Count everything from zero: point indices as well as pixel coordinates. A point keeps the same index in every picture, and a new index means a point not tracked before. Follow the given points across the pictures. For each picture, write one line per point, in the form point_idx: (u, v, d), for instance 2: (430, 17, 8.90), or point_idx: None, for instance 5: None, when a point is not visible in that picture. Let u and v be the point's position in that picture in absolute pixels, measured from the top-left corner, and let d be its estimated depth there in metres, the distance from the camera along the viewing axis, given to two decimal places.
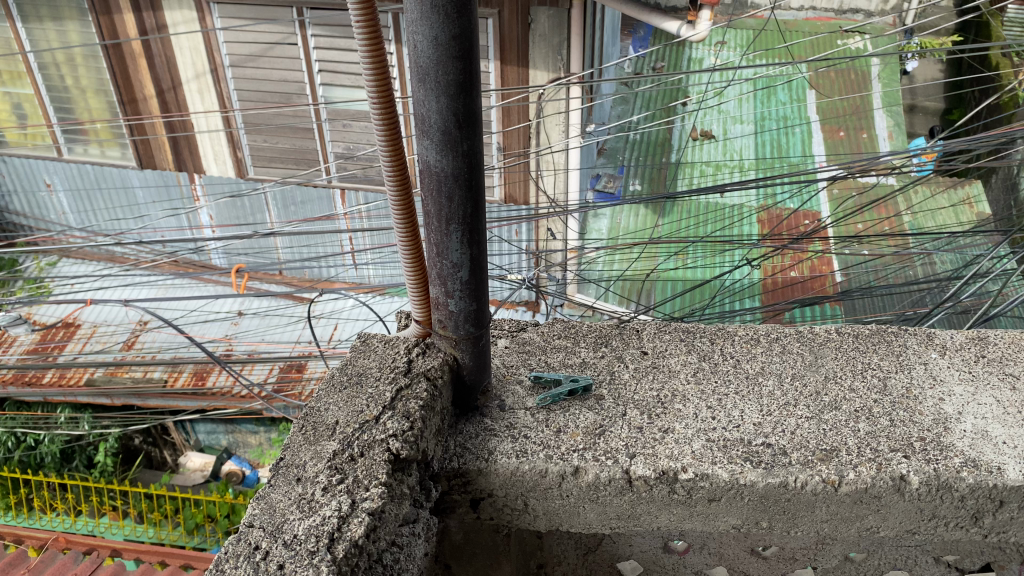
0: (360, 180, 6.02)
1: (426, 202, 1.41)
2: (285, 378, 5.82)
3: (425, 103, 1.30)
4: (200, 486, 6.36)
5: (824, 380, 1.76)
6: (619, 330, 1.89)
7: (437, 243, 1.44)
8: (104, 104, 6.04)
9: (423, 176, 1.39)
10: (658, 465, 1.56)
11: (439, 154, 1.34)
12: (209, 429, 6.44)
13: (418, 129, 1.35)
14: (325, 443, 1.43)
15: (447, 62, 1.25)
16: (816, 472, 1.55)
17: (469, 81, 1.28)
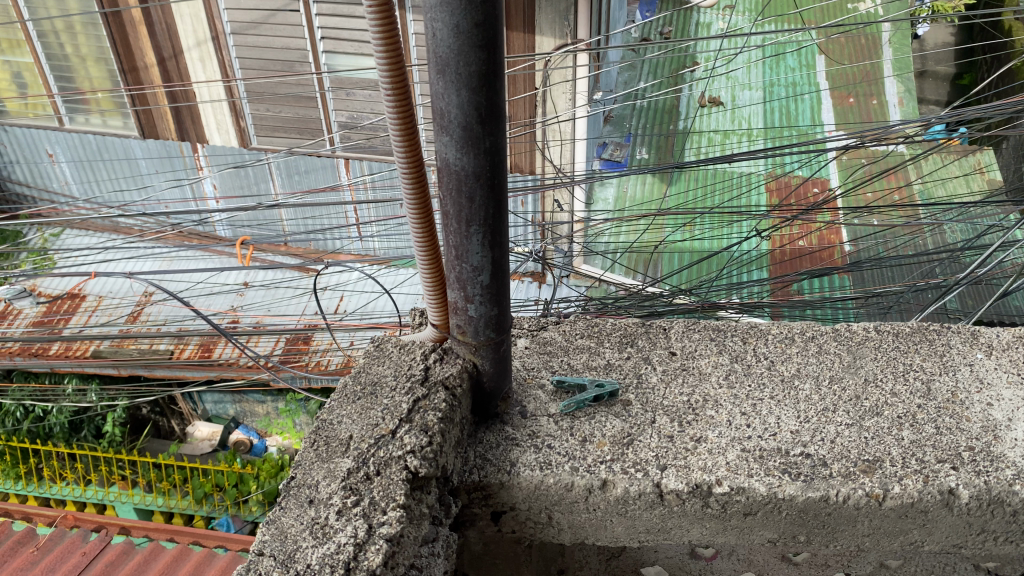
0: (365, 149, 5.89)
1: (445, 202, 1.30)
2: (291, 350, 5.72)
3: (445, 96, 1.18)
4: (208, 455, 6.28)
5: (864, 384, 1.66)
6: (645, 328, 1.79)
7: (456, 246, 1.34)
8: (105, 73, 5.89)
9: (441, 175, 1.28)
10: (691, 478, 1.47)
11: (459, 152, 1.22)
12: (216, 400, 6.31)
13: (436, 124, 1.23)
14: (339, 460, 1.33)
15: (469, 52, 1.13)
16: (860, 486, 1.46)
17: (492, 71, 1.16)
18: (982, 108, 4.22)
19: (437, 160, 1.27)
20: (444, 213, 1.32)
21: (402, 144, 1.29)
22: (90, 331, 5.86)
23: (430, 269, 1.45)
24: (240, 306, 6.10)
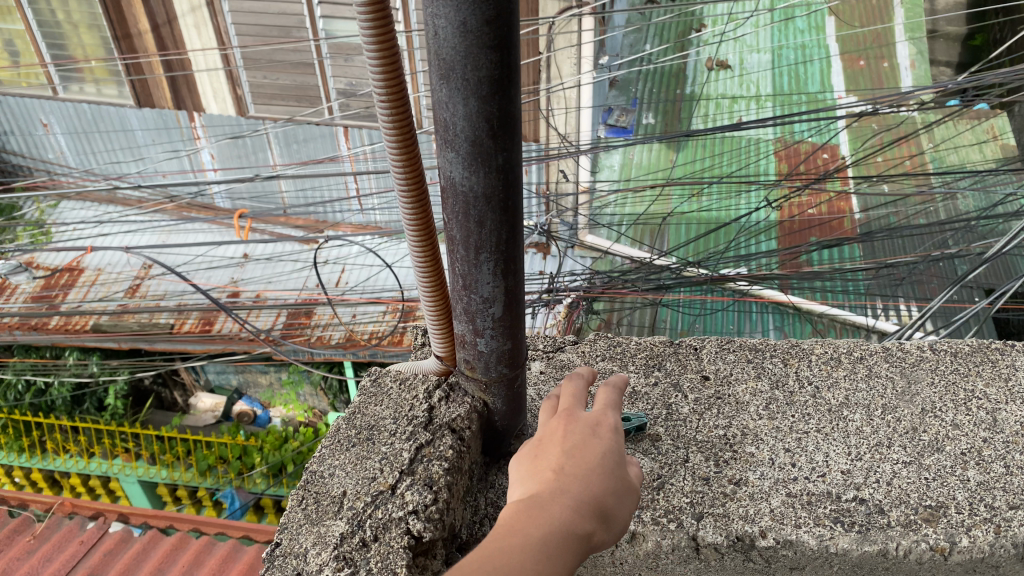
0: (364, 118, 5.70)
1: (451, 225, 1.12)
2: (292, 324, 5.42)
3: (450, 106, 0.99)
4: (212, 427, 6.13)
5: (921, 414, 1.49)
6: (674, 348, 1.65)
7: (465, 275, 1.16)
8: (99, 40, 5.66)
9: (446, 194, 1.10)
10: (731, 529, 1.30)
11: (467, 170, 1.04)
12: (219, 370, 6.09)
13: (440, 136, 1.04)
14: (330, 524, 1.22)
15: (478, 55, 0.94)
16: (922, 538, 1.28)
17: (505, 78, 0.97)
18: (1008, 70, 4.00)
19: (441, 177, 1.09)
20: (450, 236, 1.14)
21: (399, 158, 1.11)
22: (89, 306, 5.56)
23: (435, 294, 1.27)
24: (240, 280, 5.80)
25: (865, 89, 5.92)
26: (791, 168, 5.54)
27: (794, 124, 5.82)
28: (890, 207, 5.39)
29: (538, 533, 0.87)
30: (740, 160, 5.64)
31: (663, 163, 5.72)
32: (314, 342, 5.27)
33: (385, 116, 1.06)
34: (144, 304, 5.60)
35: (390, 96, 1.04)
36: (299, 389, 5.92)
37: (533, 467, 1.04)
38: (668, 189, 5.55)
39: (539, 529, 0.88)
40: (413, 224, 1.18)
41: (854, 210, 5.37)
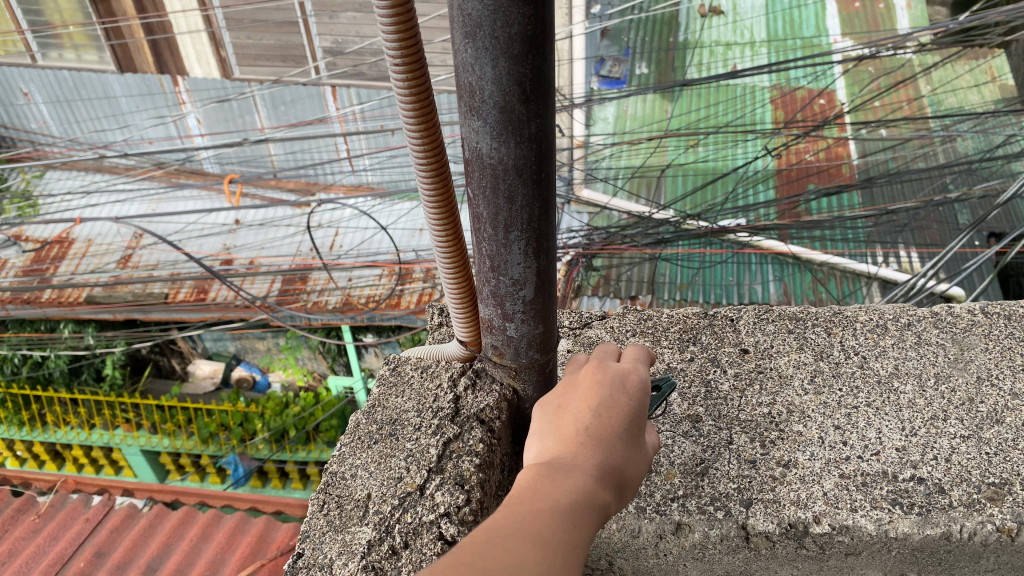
0: (353, 77, 5.52)
1: (477, 202, 1.02)
2: (287, 290, 5.29)
3: (476, 68, 0.87)
4: (212, 395, 6.10)
5: (977, 383, 1.40)
6: (709, 320, 1.57)
7: (493, 256, 1.07)
8: (75, 4, 5.50)
9: (472, 168, 0.98)
10: (782, 517, 1.20)
11: (495, 141, 0.92)
12: (216, 337, 6.00)
13: (464, 102, 0.93)
14: (355, 530, 1.18)
15: (509, 7, 0.81)
16: (988, 520, 1.18)
17: (541, 35, 0.84)
18: (1011, 9, 3.82)
19: (466, 147, 0.97)
20: (475, 213, 1.04)
21: (416, 129, 0.99)
22: (80, 278, 5.42)
23: (457, 276, 1.18)
24: (233, 246, 5.65)
25: (862, 33, 5.74)
26: (789, 115, 5.38)
27: (788, 71, 5.66)
28: (892, 152, 5.27)
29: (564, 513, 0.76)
30: (736, 109, 5.49)
31: (658, 114, 5.55)
32: (309, 308, 5.15)
33: (400, 84, 0.94)
34: (136, 274, 5.46)
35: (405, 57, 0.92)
36: (297, 354, 5.81)
37: (557, 422, 0.93)
38: (664, 141, 5.39)
39: (562, 507, 0.77)
40: (433, 200, 1.08)
41: (853, 156, 5.24)
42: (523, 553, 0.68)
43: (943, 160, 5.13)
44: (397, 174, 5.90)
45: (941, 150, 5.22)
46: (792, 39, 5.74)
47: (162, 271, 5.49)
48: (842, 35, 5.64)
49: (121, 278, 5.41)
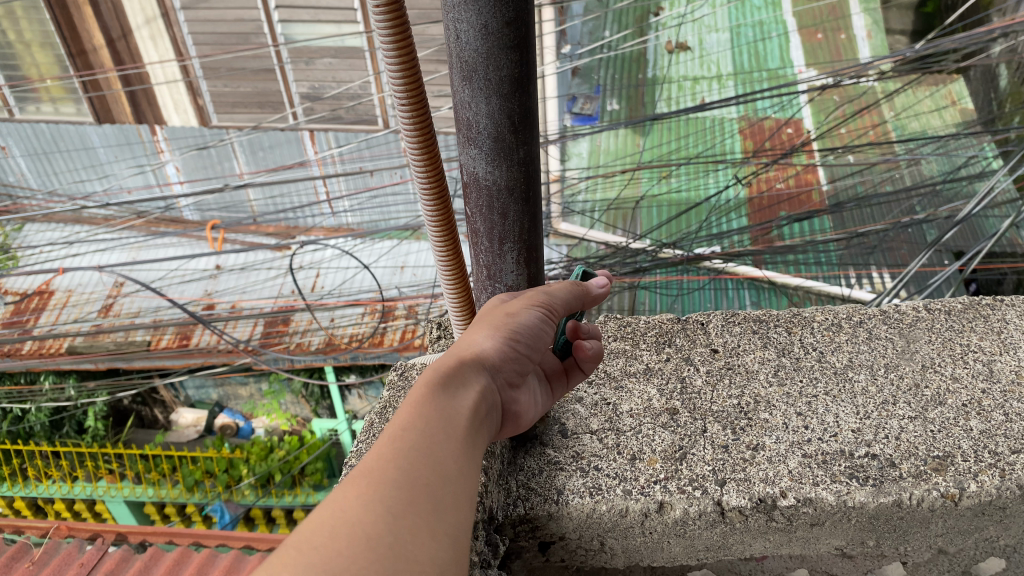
0: (332, 121, 5.69)
1: (475, 218, 1.20)
2: (269, 333, 5.35)
3: (472, 104, 1.06)
4: (196, 441, 6.06)
5: (922, 370, 1.59)
6: (681, 324, 1.73)
7: (490, 266, 1.26)
8: (53, 58, 5.63)
9: (470, 190, 1.17)
10: (753, 492, 1.37)
11: (490, 165, 1.11)
12: (197, 385, 5.91)
13: (462, 133, 1.11)
14: None
15: (498, 53, 1.00)
16: (934, 487, 1.36)
17: (526, 75, 1.03)
18: (962, 37, 4.02)
19: (463, 173, 1.16)
20: (473, 230, 1.23)
21: (420, 165, 1.17)
22: (61, 328, 5.46)
23: (457, 289, 1.37)
24: (215, 291, 5.69)
25: (825, 63, 6.00)
26: (757, 145, 5.56)
27: (755, 102, 5.86)
28: (859, 178, 5.43)
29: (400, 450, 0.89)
30: (706, 141, 5.68)
31: (631, 148, 5.71)
32: (292, 349, 5.24)
33: (405, 125, 1.12)
34: (117, 321, 5.49)
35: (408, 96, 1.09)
36: (280, 398, 5.79)
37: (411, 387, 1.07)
38: (637, 173, 5.55)
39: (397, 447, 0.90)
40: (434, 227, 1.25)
41: (822, 182, 5.44)
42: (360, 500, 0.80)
43: (908, 182, 5.32)
44: (376, 215, 6.01)
45: (906, 173, 5.42)
46: (758, 72, 5.96)
47: (144, 317, 5.50)
48: (806, 66, 5.87)
49: (102, 328, 5.45)
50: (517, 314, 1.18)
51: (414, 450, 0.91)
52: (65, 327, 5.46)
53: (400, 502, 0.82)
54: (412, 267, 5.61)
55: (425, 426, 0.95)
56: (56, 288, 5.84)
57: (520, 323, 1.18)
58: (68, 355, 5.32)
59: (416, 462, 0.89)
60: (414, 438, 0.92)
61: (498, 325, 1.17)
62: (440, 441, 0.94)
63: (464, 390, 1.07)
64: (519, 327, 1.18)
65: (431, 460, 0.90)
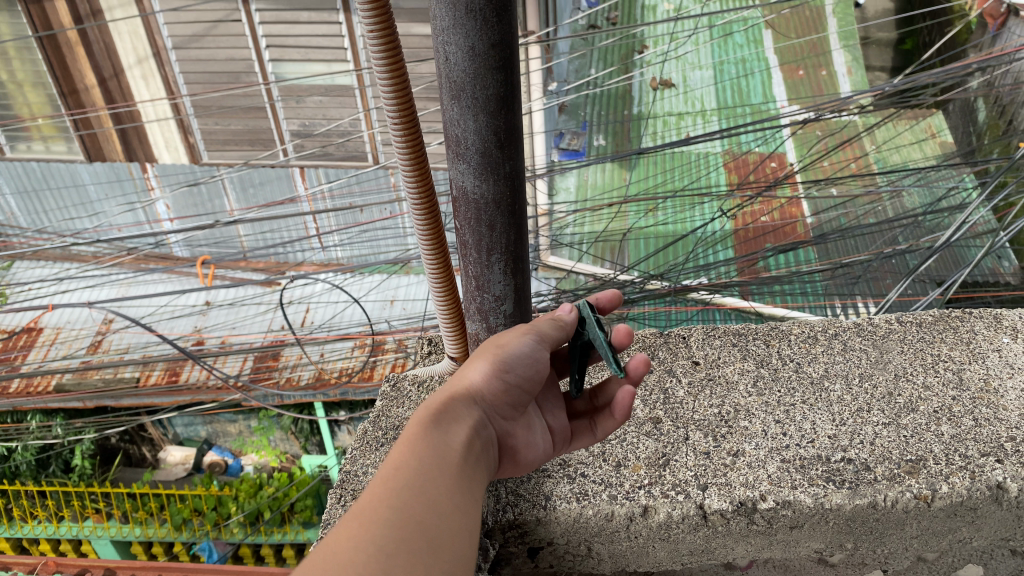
0: (322, 157, 5.77)
1: (464, 232, 1.36)
2: (260, 369, 5.37)
3: (462, 123, 1.21)
4: (184, 480, 6.03)
5: (894, 379, 1.66)
6: (664, 338, 1.81)
7: (478, 277, 1.42)
8: (44, 97, 5.72)
9: (460, 204, 1.33)
10: (734, 496, 1.44)
11: (478, 179, 1.27)
12: (186, 422, 5.95)
13: (452, 151, 1.27)
14: None
15: (486, 75, 1.16)
16: (907, 489, 1.43)
17: (509, 95, 1.19)
18: (939, 71, 4.13)
19: (453, 188, 1.31)
20: (463, 242, 1.39)
21: (411, 176, 1.35)
22: (50, 365, 5.44)
23: (446, 302, 1.53)
24: (204, 327, 5.69)
25: (807, 98, 6.16)
26: (740, 179, 5.66)
27: (739, 136, 5.99)
28: (841, 210, 5.52)
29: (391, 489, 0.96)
30: (690, 174, 5.80)
31: (618, 182, 5.81)
32: (284, 385, 5.26)
33: (399, 139, 1.31)
34: (106, 358, 5.46)
35: (401, 120, 1.29)
36: (269, 435, 5.83)
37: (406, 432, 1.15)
38: (624, 207, 5.62)
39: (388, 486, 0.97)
40: (426, 237, 1.42)
41: (805, 214, 5.56)
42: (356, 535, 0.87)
43: (891, 214, 5.43)
44: (366, 249, 6.06)
45: (889, 205, 5.54)
46: (741, 107, 6.11)
47: (133, 354, 5.49)
48: (787, 101, 6.02)
49: (90, 365, 5.44)
50: (509, 346, 1.27)
51: (406, 490, 0.97)
52: (53, 365, 5.44)
53: (393, 540, 0.88)
54: (402, 301, 5.67)
55: (417, 465, 1.03)
56: (45, 325, 5.80)
57: (511, 354, 1.26)
58: (56, 394, 5.30)
59: (408, 502, 0.95)
60: (405, 479, 0.99)
61: (491, 355, 1.26)
62: (431, 479, 1.01)
63: (455, 429, 1.14)
64: (509, 357, 1.26)
65: (423, 499, 0.97)
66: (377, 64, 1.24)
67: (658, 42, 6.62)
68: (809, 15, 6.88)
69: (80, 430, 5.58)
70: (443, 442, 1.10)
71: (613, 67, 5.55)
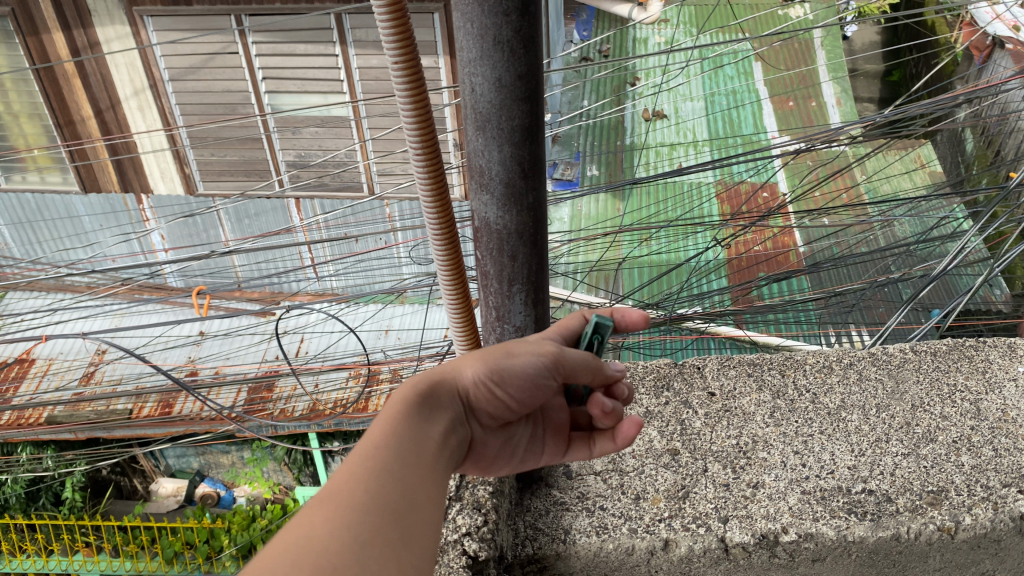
0: (317, 187, 5.78)
1: (486, 262, 1.39)
2: (254, 400, 5.30)
3: (487, 152, 1.24)
4: (177, 512, 5.97)
5: (912, 410, 1.80)
6: (679, 368, 1.92)
7: (499, 307, 1.45)
8: (41, 128, 5.72)
9: (482, 234, 1.35)
10: (756, 529, 1.56)
11: (501, 210, 1.29)
12: (179, 453, 5.90)
13: (476, 180, 1.29)
14: None
15: (511, 106, 1.19)
16: (930, 521, 1.57)
17: (534, 126, 1.22)
18: (928, 103, 4.15)
19: (476, 219, 1.34)
20: (484, 272, 1.42)
21: (435, 220, 1.34)
22: (42, 397, 5.37)
23: (467, 340, 1.54)
24: (199, 357, 5.66)
25: (797, 128, 6.26)
26: (733, 209, 5.71)
27: (730, 167, 6.06)
28: (833, 238, 5.55)
29: (363, 476, 0.94)
30: (683, 205, 5.87)
31: (612, 212, 5.86)
32: (276, 415, 5.19)
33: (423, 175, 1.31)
34: (99, 389, 5.41)
35: (425, 154, 1.26)
36: (263, 466, 5.82)
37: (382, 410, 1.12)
38: (618, 236, 5.67)
39: (361, 474, 0.95)
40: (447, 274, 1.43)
41: (798, 244, 5.63)
42: (325, 523, 0.85)
43: (883, 243, 5.52)
44: (362, 279, 6.09)
45: (880, 234, 5.66)
46: (733, 138, 6.18)
47: (127, 386, 5.45)
48: (779, 131, 6.11)
49: (83, 396, 5.37)
50: (510, 358, 1.21)
51: (381, 477, 0.96)
52: (44, 397, 5.35)
53: (370, 526, 0.87)
54: (397, 331, 5.65)
55: (393, 451, 1.01)
56: (37, 355, 5.77)
57: (510, 367, 1.21)
58: (48, 426, 5.19)
59: (383, 488, 0.94)
60: (381, 463, 0.98)
61: (487, 359, 1.21)
62: (408, 468, 0.99)
63: (436, 421, 1.13)
64: (506, 370, 1.21)
65: (400, 486, 0.95)
66: (401, 97, 1.20)
67: (650, 75, 6.74)
68: (797, 47, 7.07)
69: (71, 462, 5.50)
70: (421, 434, 1.08)
71: (607, 98, 5.62)
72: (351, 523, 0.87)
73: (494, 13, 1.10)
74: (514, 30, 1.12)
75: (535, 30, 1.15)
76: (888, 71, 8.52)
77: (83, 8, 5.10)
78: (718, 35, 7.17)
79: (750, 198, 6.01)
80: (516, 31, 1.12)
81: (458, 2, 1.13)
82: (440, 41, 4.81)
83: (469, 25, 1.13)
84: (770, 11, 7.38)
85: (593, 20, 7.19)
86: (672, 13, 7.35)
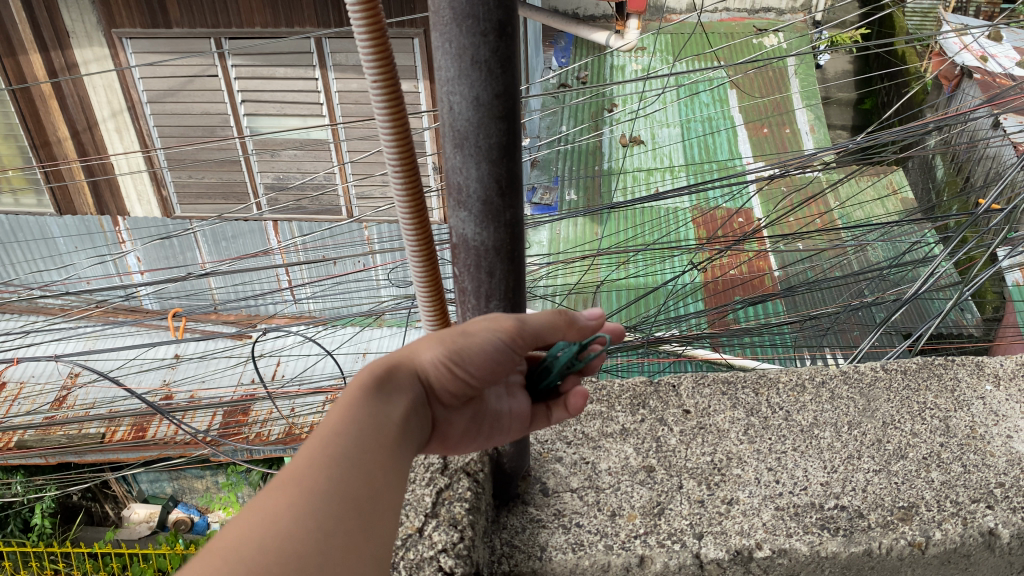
0: (294, 211, 5.76)
1: (464, 278, 1.41)
2: (228, 424, 5.25)
3: (465, 170, 1.25)
4: (149, 538, 5.86)
5: (883, 427, 1.83)
6: (654, 387, 1.94)
7: None
8: (16, 150, 5.66)
9: (460, 251, 1.37)
10: (730, 545, 1.58)
11: (479, 227, 1.31)
12: (152, 478, 5.87)
13: (453, 198, 1.31)
14: None
15: (489, 124, 1.20)
16: (901, 536, 1.59)
17: (511, 144, 1.23)
18: (900, 130, 4.18)
19: (454, 235, 1.36)
20: (461, 288, 1.43)
21: (415, 242, 1.33)
22: (11, 420, 5.28)
23: None
24: (173, 380, 5.61)
25: (771, 154, 6.39)
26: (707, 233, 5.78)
27: (706, 191, 6.13)
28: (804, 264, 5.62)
29: (324, 459, 0.91)
30: (661, 229, 5.94)
31: (590, 237, 5.92)
32: (250, 439, 5.13)
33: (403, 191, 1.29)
34: (71, 413, 5.35)
35: (404, 173, 1.25)
36: (237, 491, 5.75)
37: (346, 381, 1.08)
38: (596, 259, 5.74)
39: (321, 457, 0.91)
40: (426, 294, 1.41)
41: (773, 267, 5.72)
42: (280, 513, 0.83)
43: (856, 267, 5.61)
44: (339, 301, 6.09)
45: (853, 259, 5.77)
46: (708, 163, 6.29)
47: (99, 409, 5.38)
48: (753, 157, 6.22)
49: (53, 420, 5.29)
50: (469, 336, 1.17)
51: (342, 457, 0.93)
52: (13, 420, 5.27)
53: (329, 517, 0.85)
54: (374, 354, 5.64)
55: (357, 431, 0.97)
56: (7, 379, 5.68)
57: (469, 346, 1.16)
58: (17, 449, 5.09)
59: (345, 475, 0.90)
60: (343, 445, 0.94)
61: (448, 339, 1.16)
62: (370, 451, 0.96)
63: (398, 398, 1.08)
64: (466, 349, 1.16)
65: (362, 477, 0.91)
66: (379, 114, 1.20)
67: (626, 101, 6.87)
68: (771, 75, 7.22)
69: (40, 487, 5.41)
70: (383, 411, 1.03)
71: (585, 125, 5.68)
72: (311, 511, 0.85)
73: (471, 34, 1.13)
74: (492, 50, 1.14)
75: (513, 51, 1.17)
76: (860, 99, 8.73)
77: (61, 29, 5.10)
78: (694, 63, 7.33)
79: (725, 222, 6.10)
80: (494, 50, 1.14)
81: (435, 22, 1.15)
82: (419, 66, 4.85)
83: (447, 45, 1.15)
84: (745, 39, 7.54)
85: (572, 46, 7.30)
86: (649, 41, 7.48)
